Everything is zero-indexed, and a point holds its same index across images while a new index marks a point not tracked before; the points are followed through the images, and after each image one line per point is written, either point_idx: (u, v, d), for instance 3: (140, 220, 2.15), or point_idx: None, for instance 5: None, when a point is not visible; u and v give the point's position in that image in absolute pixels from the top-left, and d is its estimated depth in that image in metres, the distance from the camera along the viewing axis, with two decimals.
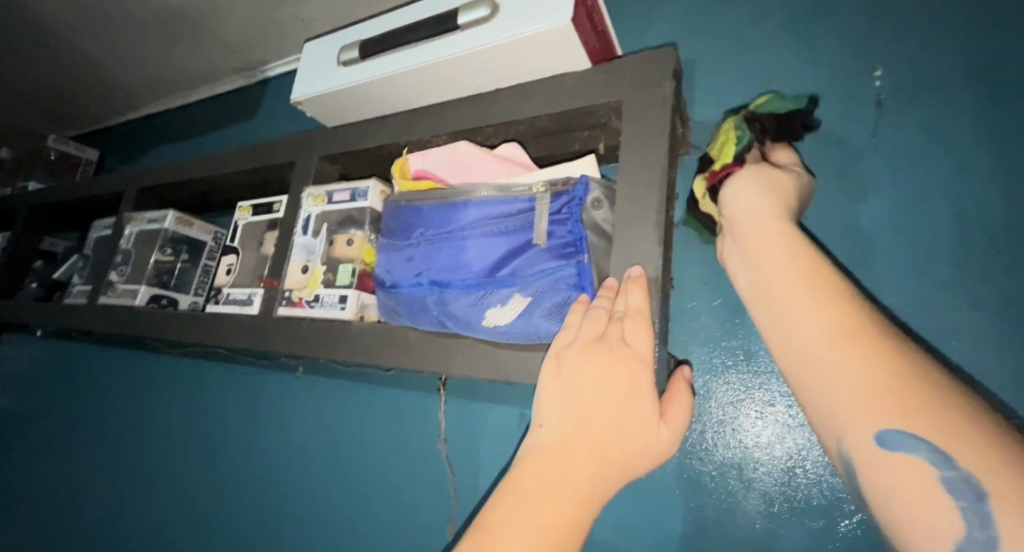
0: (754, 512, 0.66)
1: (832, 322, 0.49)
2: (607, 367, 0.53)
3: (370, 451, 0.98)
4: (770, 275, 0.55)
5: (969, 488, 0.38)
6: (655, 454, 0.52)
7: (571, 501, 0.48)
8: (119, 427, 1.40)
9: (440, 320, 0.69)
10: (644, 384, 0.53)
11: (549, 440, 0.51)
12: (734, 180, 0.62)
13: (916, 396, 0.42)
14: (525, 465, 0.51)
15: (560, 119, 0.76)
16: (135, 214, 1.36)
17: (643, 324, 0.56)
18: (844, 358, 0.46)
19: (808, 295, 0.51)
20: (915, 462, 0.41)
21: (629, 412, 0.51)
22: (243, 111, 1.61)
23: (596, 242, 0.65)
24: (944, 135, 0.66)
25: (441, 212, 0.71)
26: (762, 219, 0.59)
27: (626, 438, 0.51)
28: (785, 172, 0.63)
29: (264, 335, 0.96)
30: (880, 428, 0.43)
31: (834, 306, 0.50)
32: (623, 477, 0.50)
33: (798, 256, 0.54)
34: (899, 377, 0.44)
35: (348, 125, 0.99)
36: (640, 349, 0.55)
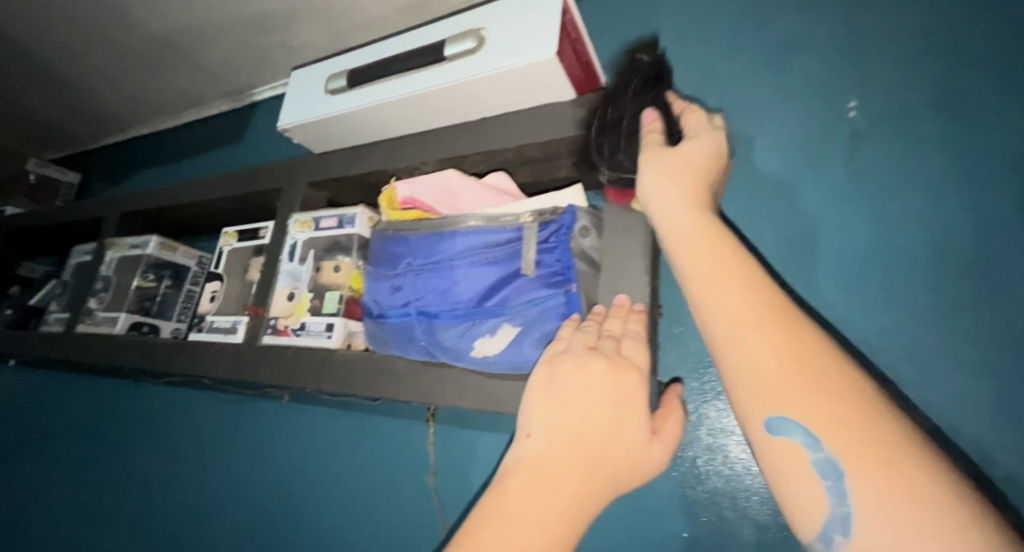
0: (747, 542, 0.66)
1: (733, 312, 0.49)
2: (602, 378, 0.52)
3: (357, 481, 0.96)
4: (680, 267, 0.55)
5: (833, 468, 0.41)
6: (646, 469, 0.51)
7: (562, 515, 0.46)
8: (96, 459, 1.36)
9: (429, 350, 0.69)
10: (638, 398, 0.52)
11: (539, 451, 0.49)
12: (642, 174, 0.60)
13: (803, 385, 0.44)
14: (514, 478, 0.48)
15: (547, 147, 0.77)
16: (116, 239, 1.34)
17: (638, 343, 0.56)
18: (745, 349, 0.47)
19: (716, 284, 0.51)
20: (794, 446, 0.43)
21: (624, 426, 0.50)
22: (229, 135, 1.60)
23: (585, 270, 0.65)
24: (919, 163, 0.68)
25: (429, 241, 0.70)
26: (668, 213, 0.57)
27: (620, 451, 0.49)
28: (683, 149, 0.60)
29: (248, 364, 0.94)
30: (766, 414, 0.45)
31: (746, 293, 0.50)
32: (614, 493, 0.49)
33: (707, 249, 0.54)
34: (796, 369, 0.45)
35: (336, 152, 0.99)
36: (636, 364, 0.55)
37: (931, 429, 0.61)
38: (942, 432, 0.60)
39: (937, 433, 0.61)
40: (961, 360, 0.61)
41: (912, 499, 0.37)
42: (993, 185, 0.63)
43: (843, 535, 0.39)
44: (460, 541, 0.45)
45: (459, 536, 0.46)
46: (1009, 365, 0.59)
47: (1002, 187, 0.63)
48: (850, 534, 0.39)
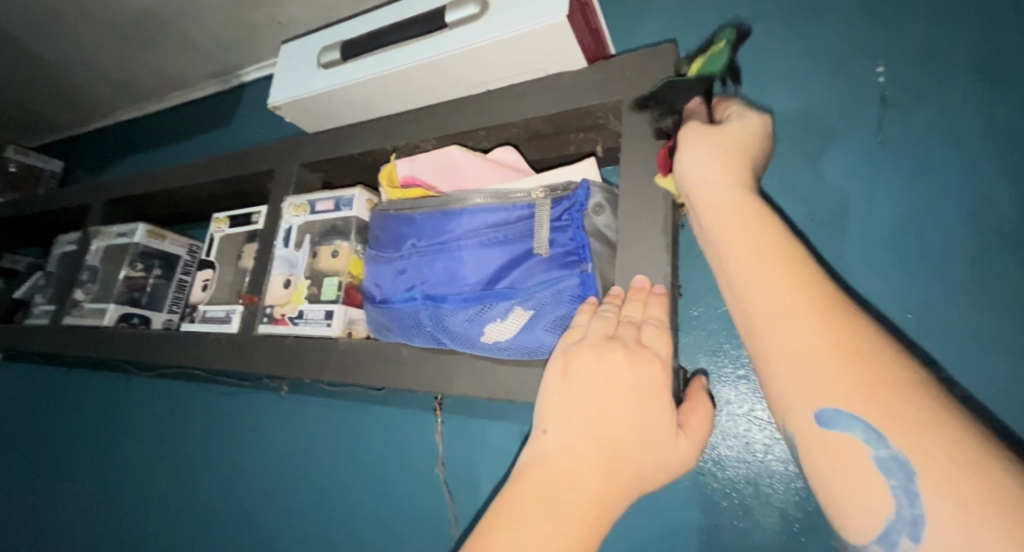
0: (772, 530, 0.63)
1: (780, 296, 0.45)
2: (623, 369, 0.48)
3: (362, 474, 0.93)
4: (720, 250, 0.51)
5: (900, 466, 0.35)
6: (673, 465, 0.47)
7: (582, 516, 0.42)
8: (90, 454, 1.33)
9: (435, 336, 0.65)
10: (662, 389, 0.48)
11: (557, 448, 0.46)
12: (685, 149, 0.55)
13: (858, 374, 0.39)
14: (530, 476, 0.45)
15: (556, 121, 0.72)
16: (102, 228, 1.29)
17: (661, 330, 0.52)
18: (789, 333, 0.43)
19: (761, 266, 0.47)
20: (851, 442, 0.38)
21: (647, 419, 0.47)
22: (218, 118, 1.54)
23: (600, 249, 0.61)
24: (952, 132, 0.64)
25: (433, 221, 0.66)
26: (710, 190, 0.52)
27: (643, 448, 0.46)
28: (728, 127, 0.55)
29: (244, 355, 0.91)
30: (818, 406, 0.40)
31: (788, 276, 0.45)
32: (638, 491, 0.46)
33: (750, 230, 0.49)
34: (848, 354, 0.40)
35: (331, 130, 0.94)
36: (658, 353, 0.51)
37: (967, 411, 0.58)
38: (979, 414, 0.57)
39: (975, 414, 0.58)
40: (999, 339, 0.58)
41: (991, 500, 0.31)
42: None
43: (911, 540, 0.34)
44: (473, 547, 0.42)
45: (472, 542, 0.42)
46: None
47: None
48: (921, 539, 0.33)
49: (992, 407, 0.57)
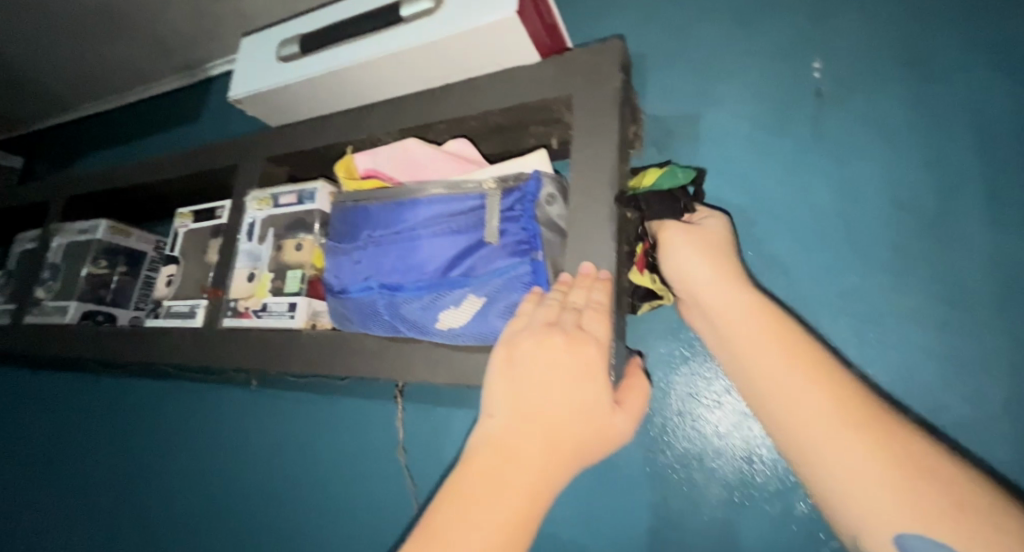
0: (715, 502, 0.66)
1: (825, 410, 0.47)
2: (562, 353, 0.50)
3: (327, 463, 0.94)
4: (756, 359, 0.53)
5: None
6: (610, 440, 0.49)
7: (523, 495, 0.44)
8: (54, 452, 1.31)
9: (392, 324, 0.66)
10: (599, 371, 0.50)
11: (500, 432, 0.47)
12: (671, 249, 0.62)
13: (926, 495, 0.40)
14: (474, 460, 0.46)
15: (511, 114, 0.74)
16: (63, 224, 1.27)
17: (600, 315, 0.54)
18: (845, 449, 0.44)
19: (798, 378, 0.50)
20: None
21: (585, 401, 0.49)
22: (182, 113, 1.53)
23: (551, 238, 0.63)
24: (883, 123, 0.68)
25: (390, 212, 0.67)
26: (717, 292, 0.58)
27: (580, 427, 0.48)
28: (706, 226, 0.63)
29: (208, 349, 0.91)
30: (895, 532, 0.40)
31: (826, 387, 0.48)
32: (578, 468, 0.48)
33: (784, 342, 0.52)
34: (907, 468, 0.41)
35: (293, 125, 0.95)
36: (596, 336, 0.53)
37: (892, 386, 0.61)
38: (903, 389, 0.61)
39: (899, 387, 0.61)
40: (922, 317, 0.61)
41: None
42: (952, 143, 0.64)
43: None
44: (422, 533, 0.43)
45: (421, 527, 0.43)
46: (967, 320, 0.59)
47: (961, 145, 0.64)
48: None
49: (915, 380, 0.60)
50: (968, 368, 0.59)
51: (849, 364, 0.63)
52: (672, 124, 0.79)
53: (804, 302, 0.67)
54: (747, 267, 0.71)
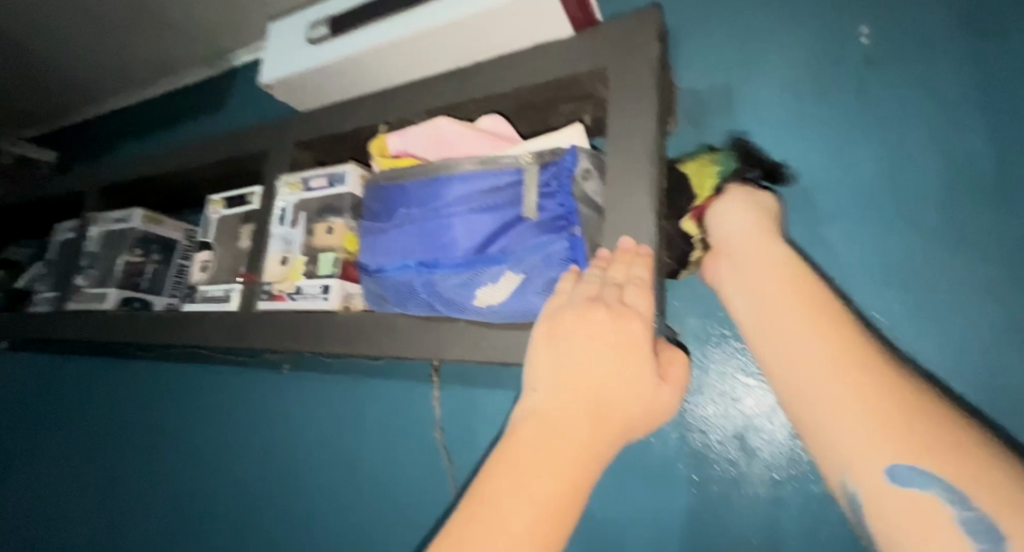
0: (757, 481, 0.65)
1: (839, 350, 0.45)
2: (606, 327, 0.50)
3: (363, 444, 0.95)
4: (770, 303, 0.53)
5: (986, 529, 0.33)
6: (654, 415, 0.49)
7: (571, 465, 0.43)
8: (97, 435, 1.35)
9: (430, 303, 0.66)
10: (643, 344, 0.50)
11: (546, 404, 0.47)
12: (725, 203, 0.63)
13: (925, 427, 0.38)
14: (519, 432, 0.46)
15: (544, 91, 0.73)
16: (100, 214, 1.30)
17: (642, 290, 0.54)
18: (852, 393, 0.42)
19: (814, 321, 0.49)
20: (926, 496, 0.36)
21: (631, 374, 0.48)
22: (210, 103, 1.54)
23: (588, 214, 0.63)
24: (936, 88, 0.65)
25: (426, 189, 0.67)
26: (748, 243, 0.59)
27: (627, 399, 0.47)
28: (764, 196, 0.64)
29: (244, 332, 0.92)
30: (887, 461, 0.38)
31: (842, 331, 0.47)
32: (623, 442, 0.47)
33: (803, 289, 0.52)
34: (914, 413, 0.39)
35: (322, 108, 0.94)
36: (639, 312, 0.52)
37: (945, 365, 0.58)
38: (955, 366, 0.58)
39: (951, 365, 0.58)
40: (978, 290, 0.58)
41: None
42: (1012, 106, 0.61)
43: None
44: (471, 500, 0.42)
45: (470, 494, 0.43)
46: None
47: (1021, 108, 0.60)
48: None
49: (970, 356, 0.57)
50: None
51: (896, 341, 0.61)
52: (708, 98, 0.77)
53: (849, 277, 0.65)
54: (791, 242, 0.68)
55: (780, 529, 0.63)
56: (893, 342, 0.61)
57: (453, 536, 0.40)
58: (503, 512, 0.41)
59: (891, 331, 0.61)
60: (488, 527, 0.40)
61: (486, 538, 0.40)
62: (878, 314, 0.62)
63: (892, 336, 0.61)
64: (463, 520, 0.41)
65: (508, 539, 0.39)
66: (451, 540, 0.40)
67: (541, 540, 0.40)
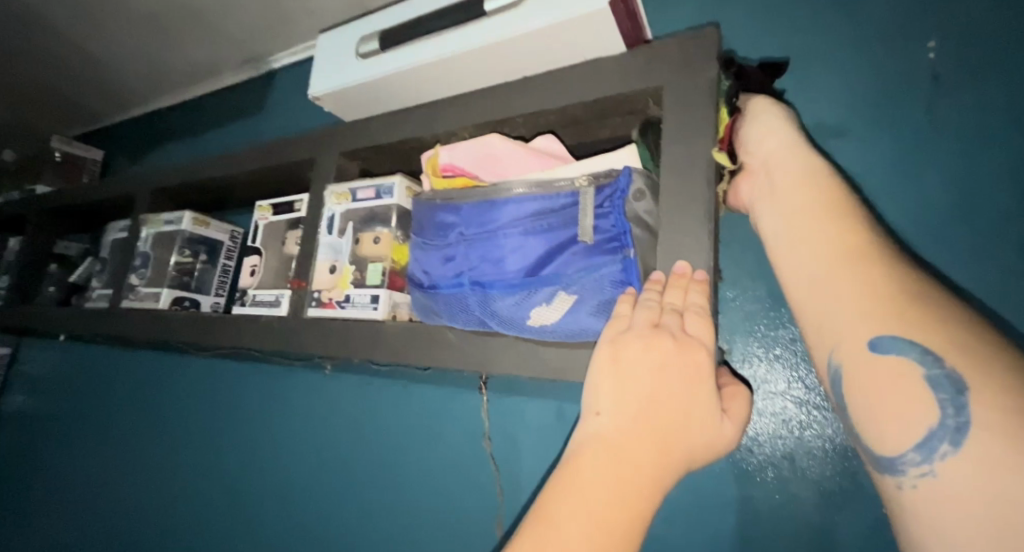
0: (806, 503, 0.65)
1: (849, 242, 0.50)
2: (670, 355, 0.51)
3: (411, 448, 0.97)
4: (784, 200, 0.57)
5: (950, 381, 0.40)
6: (717, 446, 0.50)
7: (638, 491, 0.44)
8: (149, 427, 1.41)
9: (482, 320, 0.67)
10: (706, 373, 0.51)
11: (611, 429, 0.47)
12: (757, 114, 0.64)
13: (916, 308, 0.44)
14: (585, 456, 0.46)
15: (595, 107, 0.73)
16: (150, 215, 1.34)
17: (703, 319, 0.54)
18: (853, 280, 0.48)
19: (829, 215, 0.53)
20: (904, 362, 0.42)
21: (693, 402, 0.49)
22: (251, 105, 1.57)
23: (641, 235, 0.62)
24: (1008, 109, 0.63)
25: (479, 209, 0.68)
26: (769, 146, 0.61)
27: (690, 428, 0.48)
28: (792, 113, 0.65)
29: (295, 337, 0.95)
30: (875, 334, 0.45)
31: (852, 225, 0.51)
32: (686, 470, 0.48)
33: (819, 188, 0.56)
34: (908, 295, 0.45)
35: (370, 119, 0.96)
36: (702, 342, 0.53)
37: None
38: None
39: None
40: None
41: None
42: None
43: (953, 446, 0.38)
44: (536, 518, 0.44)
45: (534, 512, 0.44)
46: None
47: None
48: (961, 444, 0.37)
49: None
50: None
51: None
52: None
53: None
54: None
55: None
56: None
57: None
58: (572, 536, 0.42)
59: None
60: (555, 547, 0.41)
61: None
62: None
63: None
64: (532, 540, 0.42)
65: None
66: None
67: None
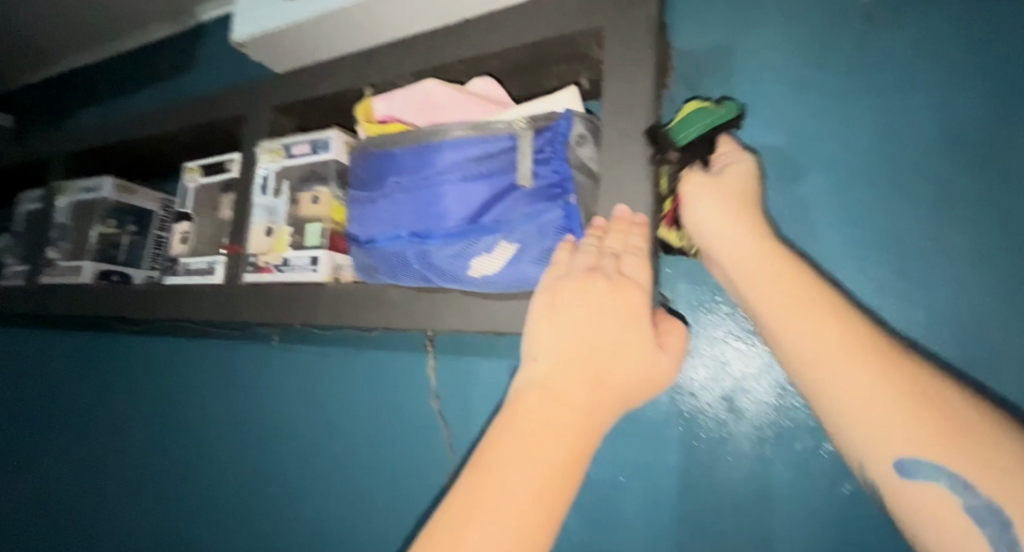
0: (745, 440, 0.67)
1: (830, 341, 0.45)
2: (605, 297, 0.49)
3: (360, 413, 0.95)
4: (755, 293, 0.52)
5: (990, 511, 0.36)
6: (653, 382, 0.49)
7: (575, 430, 0.43)
8: (85, 408, 1.34)
9: (423, 274, 0.65)
10: (642, 312, 0.50)
11: (547, 374, 0.46)
12: (688, 196, 0.59)
13: (925, 420, 0.40)
14: (523, 401, 0.44)
15: (536, 50, 0.70)
16: (66, 183, 1.24)
17: (640, 260, 0.53)
18: (847, 394, 0.43)
19: (801, 312, 0.48)
20: (939, 491, 0.38)
21: (628, 342, 0.48)
22: (176, 61, 1.46)
23: (583, 180, 0.61)
24: (937, 45, 0.64)
25: (415, 157, 0.65)
26: (720, 231, 0.56)
27: (625, 367, 0.47)
28: (728, 173, 0.59)
29: (231, 304, 0.91)
30: (895, 456, 0.41)
31: (829, 320, 0.46)
32: (623, 407, 0.47)
33: (785, 276, 0.51)
34: (909, 399, 0.41)
35: (303, 70, 0.90)
36: (637, 281, 0.52)
37: (934, 323, 0.59)
38: (942, 326, 0.59)
39: (936, 325, 0.59)
40: (970, 251, 0.59)
41: None
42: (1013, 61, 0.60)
43: None
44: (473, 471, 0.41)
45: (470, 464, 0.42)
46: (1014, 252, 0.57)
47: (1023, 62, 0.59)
48: None
49: (958, 313, 0.58)
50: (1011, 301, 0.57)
51: (886, 299, 0.62)
52: (705, 59, 0.75)
53: (841, 241, 0.64)
54: (785, 206, 0.68)
55: (768, 486, 0.65)
56: (884, 303, 0.62)
57: (461, 501, 0.39)
58: (510, 479, 0.40)
59: (882, 293, 0.62)
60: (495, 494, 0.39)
61: (496, 503, 0.39)
62: (868, 280, 0.63)
63: (884, 299, 0.62)
64: (470, 486, 0.40)
65: (518, 505, 0.39)
66: (457, 514, 0.39)
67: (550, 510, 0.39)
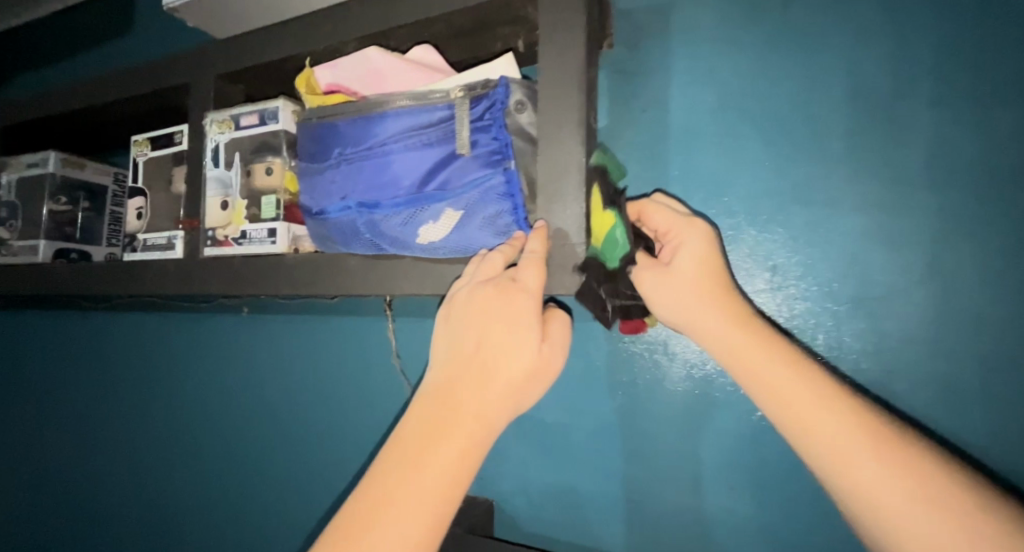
0: (677, 379, 0.74)
1: (850, 433, 0.48)
2: (491, 303, 0.57)
3: (330, 376, 0.99)
4: (760, 383, 0.54)
5: None
6: (545, 372, 0.57)
7: (461, 428, 0.52)
8: (63, 385, 1.35)
9: (375, 242, 0.68)
10: (528, 313, 0.56)
11: (439, 381, 0.55)
12: (653, 293, 0.61)
13: (950, 512, 0.43)
14: (421, 405, 0.54)
15: (475, 14, 0.71)
16: (9, 159, 1.21)
17: (536, 263, 0.59)
18: (872, 486, 0.46)
19: (814, 403, 0.50)
20: None
21: (509, 342, 0.55)
22: (113, 25, 1.40)
23: (522, 146, 0.64)
24: (852, 2, 0.66)
25: (359, 128, 0.67)
26: (707, 317, 0.58)
27: (509, 365, 0.54)
28: (684, 258, 0.61)
29: (193, 278, 0.92)
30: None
31: (843, 413, 0.49)
32: (512, 397, 0.55)
33: (791, 365, 0.53)
34: (928, 491, 0.44)
35: (242, 37, 0.88)
36: (528, 285, 0.58)
37: (843, 268, 0.65)
38: (846, 270, 0.65)
39: (843, 269, 0.65)
40: (872, 201, 0.64)
41: None
42: (916, 19, 0.63)
43: None
44: (374, 474, 0.52)
45: (372, 469, 0.52)
46: (906, 201, 0.63)
47: (926, 20, 0.63)
48: None
49: (861, 258, 0.64)
50: (900, 246, 0.63)
51: (800, 247, 0.67)
52: (643, 18, 0.77)
53: (764, 195, 0.69)
54: (714, 164, 0.72)
55: (699, 417, 0.72)
56: (798, 251, 0.67)
57: (373, 488, 0.51)
58: (407, 473, 0.50)
59: (797, 242, 0.68)
60: (397, 480, 0.50)
61: (395, 488, 0.50)
62: (786, 231, 0.68)
63: (799, 247, 0.67)
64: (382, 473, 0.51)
65: (412, 490, 0.50)
66: (372, 502, 0.50)
67: (441, 506, 0.50)
